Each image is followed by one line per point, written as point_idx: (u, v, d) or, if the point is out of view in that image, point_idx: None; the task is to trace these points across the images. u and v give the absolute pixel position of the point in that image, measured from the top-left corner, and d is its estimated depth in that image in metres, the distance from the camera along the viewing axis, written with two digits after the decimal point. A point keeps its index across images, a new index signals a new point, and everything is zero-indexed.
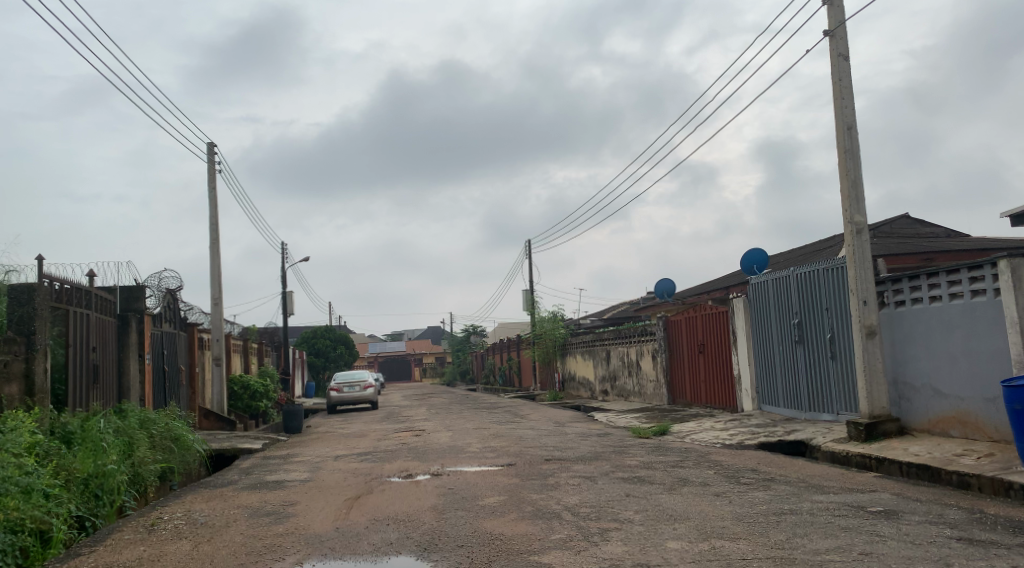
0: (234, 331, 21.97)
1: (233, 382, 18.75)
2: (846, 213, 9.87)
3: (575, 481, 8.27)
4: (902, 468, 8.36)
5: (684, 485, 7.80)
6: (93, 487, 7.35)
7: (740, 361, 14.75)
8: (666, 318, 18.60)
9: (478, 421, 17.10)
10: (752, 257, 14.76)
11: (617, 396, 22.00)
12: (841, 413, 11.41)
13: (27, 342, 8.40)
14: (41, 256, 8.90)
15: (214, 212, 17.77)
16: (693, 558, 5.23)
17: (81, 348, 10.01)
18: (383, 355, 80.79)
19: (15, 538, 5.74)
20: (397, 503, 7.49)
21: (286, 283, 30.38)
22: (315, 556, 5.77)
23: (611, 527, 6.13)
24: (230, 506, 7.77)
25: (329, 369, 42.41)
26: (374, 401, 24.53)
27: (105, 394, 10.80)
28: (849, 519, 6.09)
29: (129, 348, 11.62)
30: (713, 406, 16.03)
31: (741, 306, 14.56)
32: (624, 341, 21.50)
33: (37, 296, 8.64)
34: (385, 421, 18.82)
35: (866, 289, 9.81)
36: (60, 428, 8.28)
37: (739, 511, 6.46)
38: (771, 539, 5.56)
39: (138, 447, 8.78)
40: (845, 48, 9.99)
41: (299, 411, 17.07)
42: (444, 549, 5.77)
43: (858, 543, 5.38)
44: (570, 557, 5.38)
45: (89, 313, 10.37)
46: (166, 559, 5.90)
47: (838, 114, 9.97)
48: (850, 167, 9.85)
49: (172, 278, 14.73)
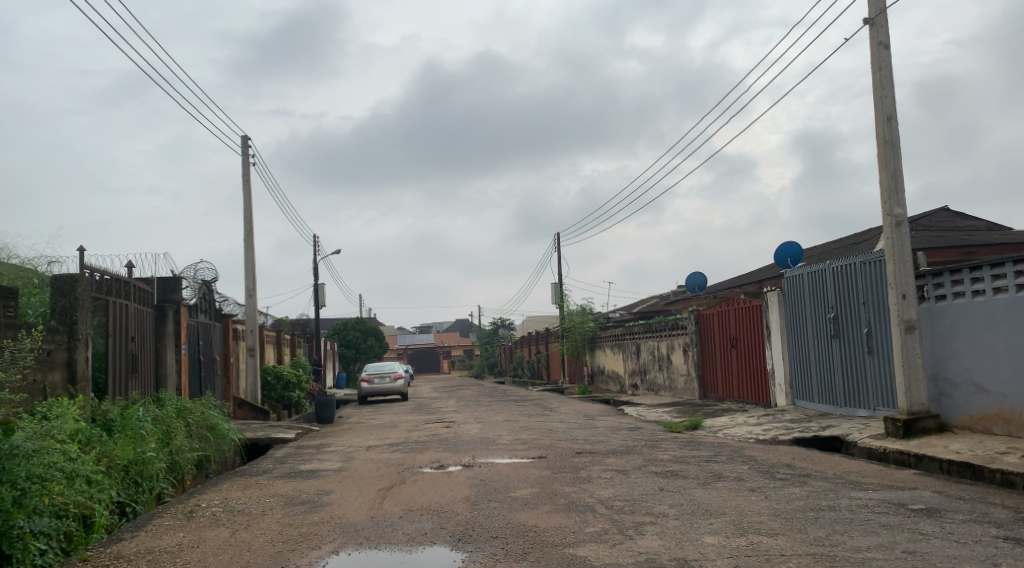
0: (268, 322, 22.17)
1: (266, 372, 18.94)
2: (885, 205, 9.68)
3: (608, 475, 8.21)
4: (943, 466, 8.21)
5: (718, 480, 7.73)
6: (133, 474, 7.51)
7: (773, 356, 14.59)
8: (698, 311, 18.41)
9: (509, 414, 17.06)
10: (786, 250, 14.30)
11: (647, 390, 21.88)
12: (878, 409, 11.25)
13: (69, 332, 8.59)
14: (83, 247, 9.05)
15: (248, 206, 17.96)
16: (731, 553, 5.19)
17: (121, 338, 10.20)
18: (412, 347, 81.49)
19: (61, 523, 5.88)
20: (429, 494, 7.51)
21: (317, 275, 30.64)
22: (352, 545, 5.82)
23: (647, 521, 6.10)
24: (266, 495, 7.85)
25: (360, 361, 42.60)
26: (404, 393, 24.66)
27: (144, 383, 10.99)
28: (891, 517, 5.99)
29: (167, 339, 11.81)
30: (745, 401, 15.87)
31: (776, 301, 14.36)
32: (655, 335, 21.38)
33: (79, 287, 8.77)
34: (415, 413, 18.85)
35: (905, 283, 9.60)
36: (101, 415, 8.35)
37: (776, 508, 6.37)
38: (811, 535, 5.49)
39: (176, 434, 8.91)
40: (886, 37, 9.79)
41: (331, 401, 17.25)
42: (479, 540, 5.79)
43: (902, 541, 5.29)
44: (606, 551, 5.36)
45: (128, 304, 10.54)
46: (205, 545, 5.97)
47: (877, 104, 9.78)
48: (889, 157, 9.66)
49: (207, 269, 14.89)
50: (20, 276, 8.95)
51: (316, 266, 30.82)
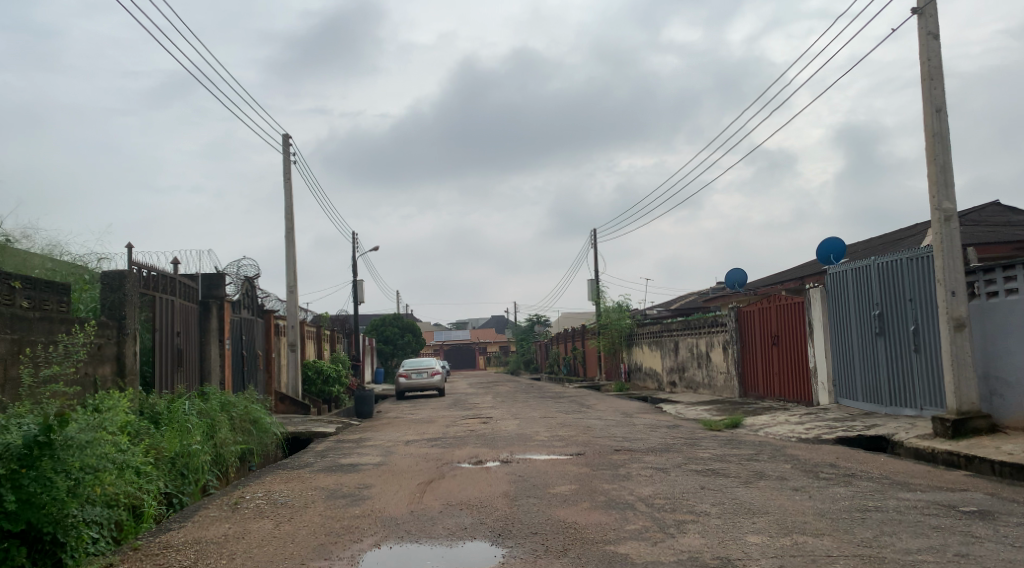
0: (308, 317, 22.46)
1: (306, 367, 19.17)
2: (934, 200, 9.46)
3: (648, 473, 8.16)
4: (995, 467, 8.00)
5: (761, 479, 7.64)
6: (180, 466, 7.67)
7: (816, 353, 14.36)
8: (738, 308, 18.19)
9: (546, 410, 17.06)
10: (829, 246, 14.06)
11: (685, 388, 21.70)
12: (926, 408, 11.01)
13: (118, 327, 8.80)
14: (132, 245, 9.23)
15: (290, 204, 18.21)
16: (776, 553, 5.12)
17: (167, 333, 10.41)
18: (448, 343, 81.86)
19: (111, 512, 6.03)
20: (468, 490, 7.54)
21: (356, 271, 30.93)
22: (392, 539, 5.87)
23: (688, 520, 6.05)
24: (308, 488, 7.95)
25: (397, 357, 42.92)
26: (441, 389, 24.78)
27: (189, 377, 11.21)
28: (942, 519, 5.86)
29: (211, 334, 12.03)
30: (787, 400, 15.66)
31: (819, 298, 14.13)
32: (693, 332, 21.20)
33: (128, 283, 8.94)
34: (453, 408, 18.94)
35: (955, 279, 9.37)
36: (148, 408, 8.53)
37: (821, 507, 6.27)
38: (858, 537, 5.39)
39: (220, 428, 9.08)
40: (935, 27, 9.55)
41: (370, 396, 17.40)
42: (519, 536, 5.80)
43: (953, 544, 5.17)
44: (648, 549, 5.32)
45: (174, 299, 10.75)
46: (249, 537, 6.06)
47: (926, 96, 9.56)
48: (939, 150, 9.43)
49: (250, 266, 15.14)
50: (72, 273, 9.17)
51: (354, 262, 31.13)
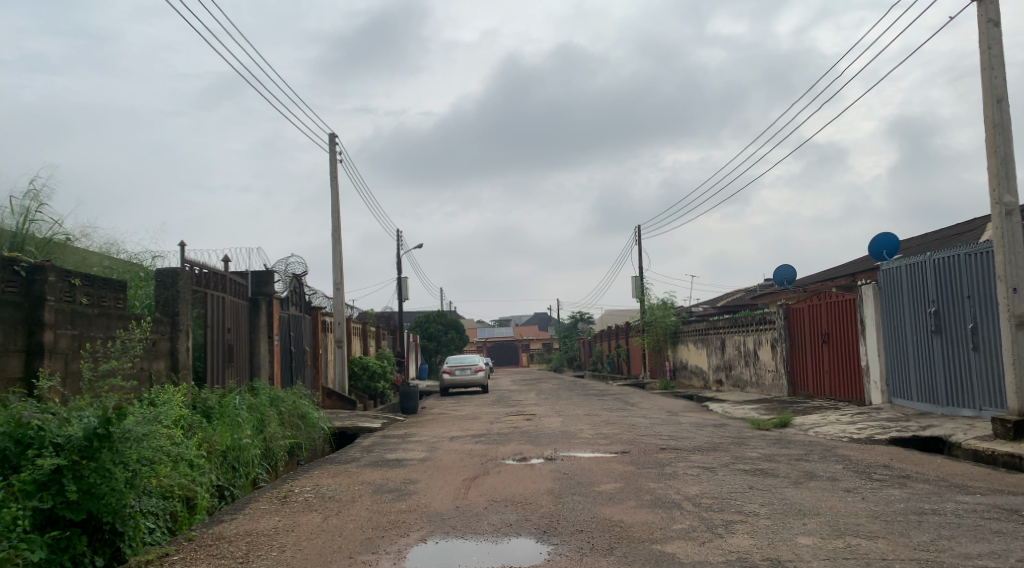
0: (354, 314, 22.72)
1: (352, 363, 19.39)
2: (994, 193, 9.17)
3: (695, 472, 8.06)
4: None
5: (811, 480, 7.48)
6: (231, 459, 7.82)
7: (868, 352, 14.04)
8: (787, 305, 17.88)
9: (590, 408, 16.99)
10: (883, 241, 13.72)
11: (732, 386, 21.40)
12: (985, 408, 10.68)
13: (172, 323, 9.01)
14: (184, 243, 9.44)
15: (336, 202, 18.44)
16: (829, 555, 5.01)
17: (218, 329, 10.62)
18: (492, 340, 82.11)
19: (167, 504, 6.18)
20: (513, 486, 7.53)
21: (400, 268, 31.19)
22: (438, 534, 5.89)
23: (737, 520, 5.96)
24: (354, 483, 8.04)
25: (441, 353, 43.17)
26: (485, 385, 24.84)
27: (239, 372, 11.43)
28: (1002, 523, 5.68)
29: (260, 330, 12.24)
30: (838, 399, 15.34)
31: (872, 295, 13.81)
32: (741, 330, 20.90)
33: (181, 280, 9.15)
34: (497, 405, 18.98)
35: (1016, 275, 9.07)
36: (200, 403, 8.71)
37: (874, 510, 6.12)
38: (914, 540, 5.24)
39: (269, 422, 9.23)
40: (996, 14, 9.24)
41: (415, 392, 17.52)
42: (564, 533, 5.78)
43: (1015, 549, 5.01)
44: (695, 549, 5.25)
45: (224, 296, 10.95)
46: (299, 530, 6.15)
47: (986, 86, 9.26)
48: (999, 142, 9.13)
49: (298, 263, 15.38)
50: (128, 270, 9.41)
51: (399, 260, 31.39)
